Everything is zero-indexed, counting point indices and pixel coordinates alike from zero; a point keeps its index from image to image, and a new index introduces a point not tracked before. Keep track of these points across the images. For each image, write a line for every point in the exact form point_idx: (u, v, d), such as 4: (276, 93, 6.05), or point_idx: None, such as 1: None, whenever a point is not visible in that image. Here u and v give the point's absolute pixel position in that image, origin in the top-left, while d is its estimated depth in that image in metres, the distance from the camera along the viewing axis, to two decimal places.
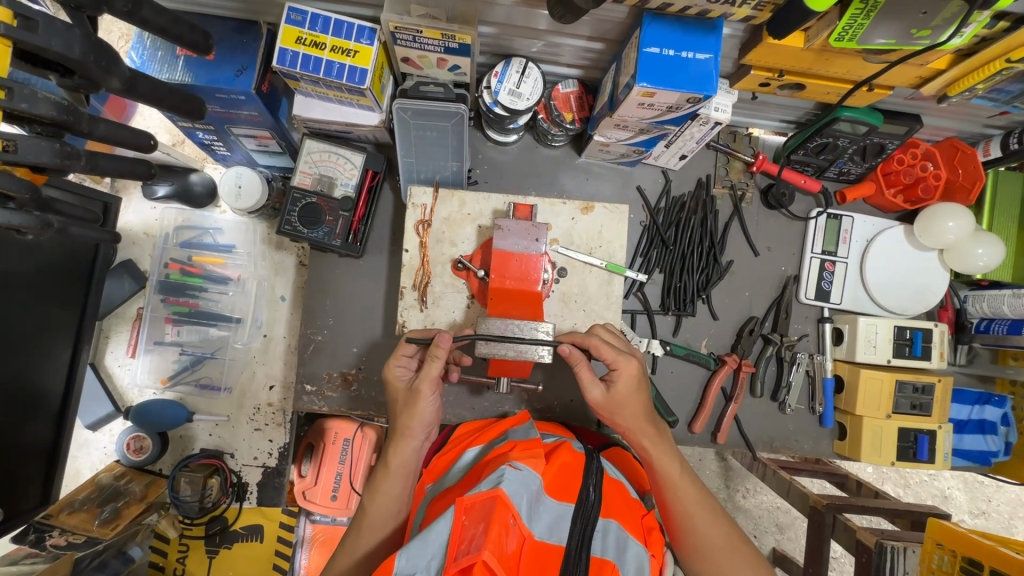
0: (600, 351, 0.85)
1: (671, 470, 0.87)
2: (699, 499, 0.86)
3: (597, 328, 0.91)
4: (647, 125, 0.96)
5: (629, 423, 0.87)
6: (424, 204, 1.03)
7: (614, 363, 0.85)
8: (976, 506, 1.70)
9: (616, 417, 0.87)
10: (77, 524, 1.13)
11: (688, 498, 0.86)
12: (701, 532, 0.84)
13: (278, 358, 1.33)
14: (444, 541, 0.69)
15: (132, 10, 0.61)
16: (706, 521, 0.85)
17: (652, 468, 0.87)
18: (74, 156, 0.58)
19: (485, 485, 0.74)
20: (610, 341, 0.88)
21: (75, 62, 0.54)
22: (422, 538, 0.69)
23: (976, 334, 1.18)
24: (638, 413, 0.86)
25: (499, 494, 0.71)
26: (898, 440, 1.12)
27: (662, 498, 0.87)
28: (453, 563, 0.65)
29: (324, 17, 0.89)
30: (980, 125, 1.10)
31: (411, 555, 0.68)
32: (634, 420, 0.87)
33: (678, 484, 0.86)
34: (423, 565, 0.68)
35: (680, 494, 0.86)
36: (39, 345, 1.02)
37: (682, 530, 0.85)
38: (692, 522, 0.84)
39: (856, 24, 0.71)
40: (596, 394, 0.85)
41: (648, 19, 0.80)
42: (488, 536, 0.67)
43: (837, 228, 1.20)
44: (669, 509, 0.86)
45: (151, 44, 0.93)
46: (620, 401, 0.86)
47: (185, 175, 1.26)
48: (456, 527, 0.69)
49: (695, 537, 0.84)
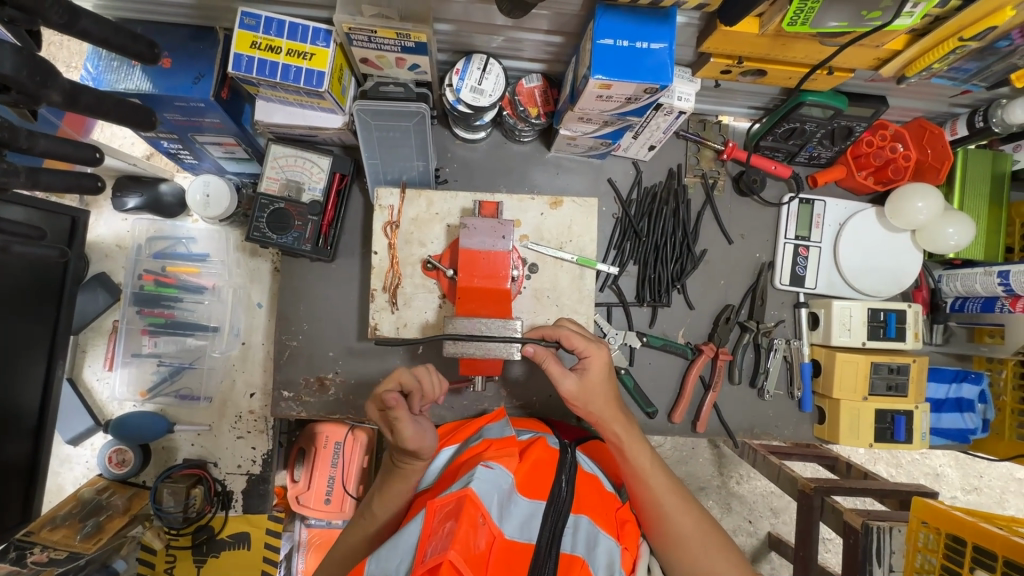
0: (571, 341, 0.85)
1: (643, 458, 0.87)
2: (670, 486, 0.86)
3: (565, 320, 0.91)
4: (610, 117, 0.95)
5: (602, 413, 0.86)
6: (391, 205, 1.02)
7: (585, 352, 0.85)
8: (967, 482, 1.71)
9: (589, 408, 0.85)
10: (58, 540, 1.14)
11: (659, 487, 0.86)
12: (674, 519, 0.84)
13: (257, 366, 1.33)
14: (414, 544, 0.70)
15: (70, 21, 0.60)
16: (677, 508, 0.85)
17: (625, 457, 0.87)
18: (13, 173, 0.57)
19: (456, 487, 0.75)
20: (581, 331, 0.88)
21: (8, 78, 0.53)
22: (393, 540, 0.70)
23: (951, 314, 1.19)
24: (609, 402, 0.86)
25: (468, 493, 0.71)
26: (875, 422, 1.13)
27: (633, 486, 0.87)
28: (421, 563, 0.65)
29: (278, 20, 0.87)
30: (945, 104, 1.10)
31: (382, 559, 0.69)
32: (605, 409, 0.86)
33: (650, 472, 0.86)
34: (394, 567, 0.68)
35: (652, 483, 0.86)
36: (12, 365, 1.02)
37: (655, 519, 0.85)
38: (663, 510, 0.84)
39: (807, 8, 0.71)
40: (569, 385, 0.84)
41: (601, 10, 0.80)
42: (455, 536, 0.66)
43: (810, 213, 1.20)
44: (640, 498, 0.86)
45: (107, 55, 0.92)
46: (592, 389, 0.85)
47: (154, 186, 1.25)
48: (426, 530, 0.70)
49: (668, 524, 0.84)
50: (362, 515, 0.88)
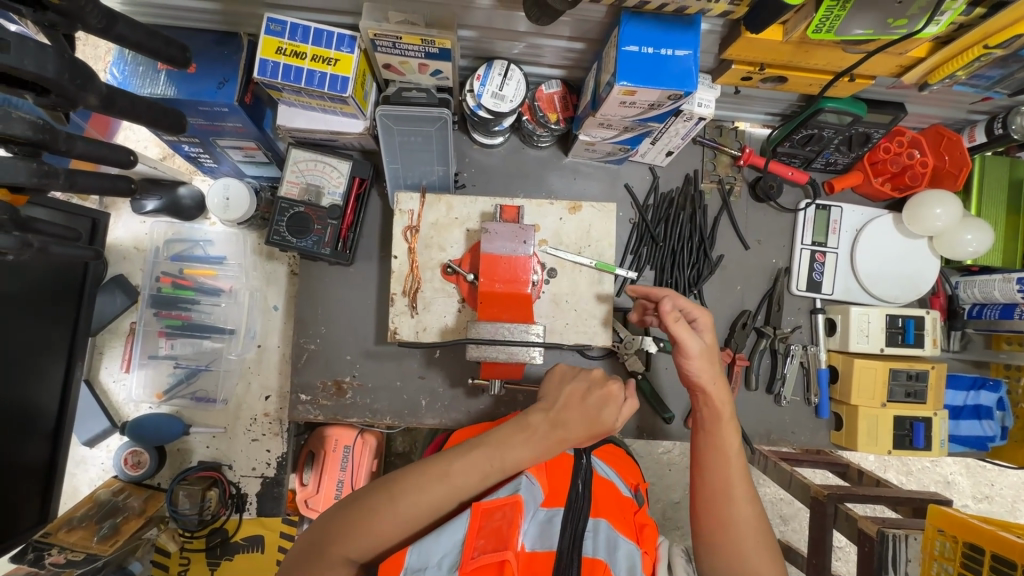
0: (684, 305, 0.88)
1: (730, 437, 0.84)
2: (745, 473, 0.83)
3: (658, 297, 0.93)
4: (630, 123, 0.96)
5: (712, 380, 0.85)
6: (411, 209, 1.03)
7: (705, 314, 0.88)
8: (978, 490, 1.70)
9: (706, 371, 0.85)
10: (76, 541, 1.13)
11: (735, 467, 0.82)
12: (739, 506, 0.80)
13: (272, 368, 1.33)
14: (458, 541, 0.69)
15: (108, 26, 0.61)
16: (745, 496, 0.81)
17: (713, 431, 0.85)
18: (52, 175, 0.58)
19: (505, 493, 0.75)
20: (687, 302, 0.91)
21: (49, 81, 0.54)
22: (436, 535, 0.70)
23: (968, 321, 1.19)
24: (718, 375, 0.85)
25: (517, 498, 0.71)
26: (894, 429, 1.12)
27: (706, 461, 0.84)
28: (469, 562, 0.64)
29: (303, 27, 0.88)
30: (963, 112, 1.10)
31: (423, 552, 0.68)
32: (713, 379, 0.85)
33: (731, 452, 0.83)
34: (435, 561, 0.67)
35: (733, 463, 0.82)
36: (32, 366, 1.02)
37: (720, 501, 0.80)
38: (731, 493, 0.80)
39: (833, 15, 0.71)
40: (692, 344, 0.84)
41: (626, 18, 0.80)
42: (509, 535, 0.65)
43: (826, 219, 1.20)
44: (709, 474, 0.83)
45: (132, 59, 0.93)
46: (710, 355, 0.85)
47: (172, 189, 1.26)
48: (472, 527, 0.68)
49: (728, 509, 0.80)
50: (490, 462, 0.75)
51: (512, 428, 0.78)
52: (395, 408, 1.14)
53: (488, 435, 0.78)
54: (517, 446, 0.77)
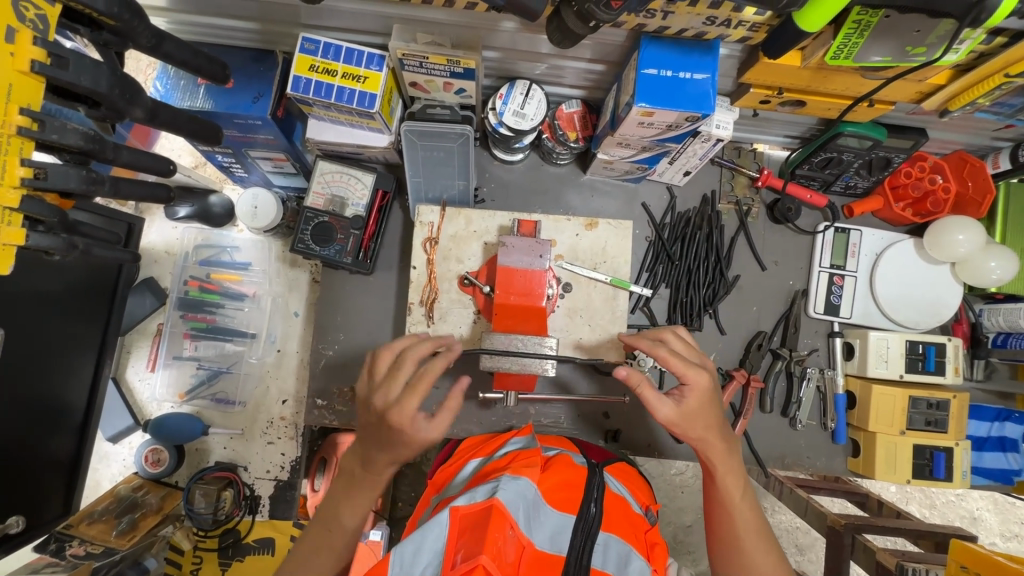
0: (669, 365, 0.79)
1: (734, 489, 0.83)
2: (753, 520, 0.83)
3: (666, 335, 0.86)
4: (649, 143, 0.98)
5: (704, 438, 0.81)
6: (431, 222, 1.05)
7: (685, 377, 0.79)
8: (1007, 528, 1.63)
9: (689, 434, 0.81)
10: (95, 534, 1.17)
11: (740, 517, 0.83)
12: (748, 553, 0.81)
13: (290, 373, 1.36)
14: (439, 548, 0.69)
15: (156, 45, 0.66)
16: (757, 544, 0.82)
17: (714, 482, 0.84)
18: (100, 182, 0.63)
19: (481, 496, 0.75)
20: (680, 349, 0.83)
21: (100, 95, 0.59)
22: (420, 538, 0.69)
23: (993, 349, 1.16)
24: (707, 429, 0.81)
25: (494, 504, 0.71)
26: (913, 458, 1.09)
27: (712, 510, 0.85)
28: (452, 568, 0.66)
29: (336, 46, 0.93)
30: (987, 138, 1.09)
31: (405, 565, 0.67)
32: (704, 434, 0.81)
33: (737, 504, 0.83)
34: (417, 571, 0.68)
35: (736, 513, 0.83)
36: (63, 362, 1.07)
37: (729, 548, 0.82)
38: (738, 542, 0.81)
39: (851, 43, 0.73)
40: (666, 412, 0.79)
41: (645, 41, 0.83)
42: (486, 541, 0.66)
43: (845, 242, 1.20)
44: (717, 523, 0.84)
45: (175, 74, 0.98)
46: (693, 417, 0.80)
47: (204, 197, 1.30)
48: (453, 538, 0.69)
49: (740, 559, 0.81)
50: (325, 529, 0.80)
51: (337, 483, 0.83)
52: None
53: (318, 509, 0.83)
54: (346, 511, 0.80)
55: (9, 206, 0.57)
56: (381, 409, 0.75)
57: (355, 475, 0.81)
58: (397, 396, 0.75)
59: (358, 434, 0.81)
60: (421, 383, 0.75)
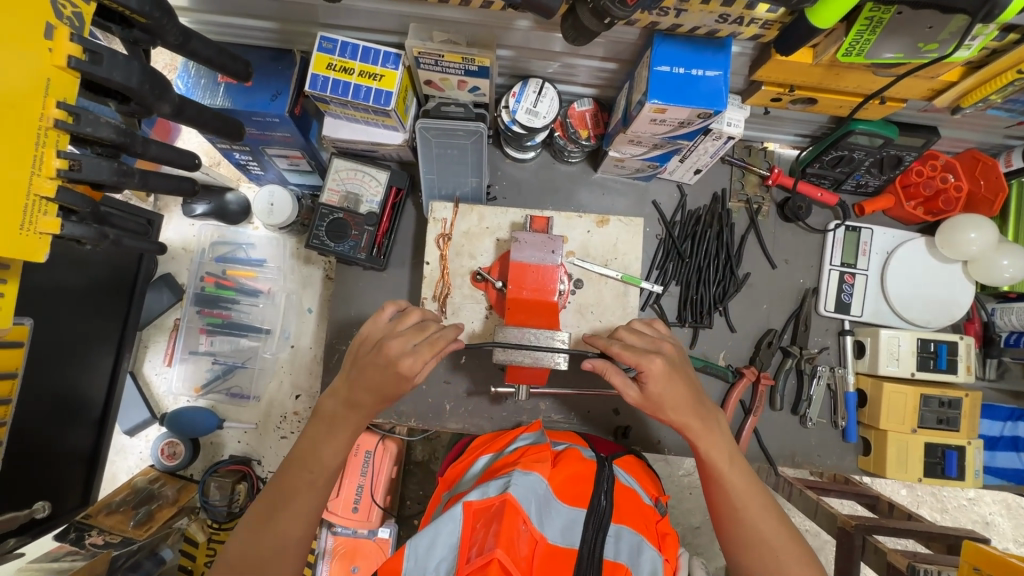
0: (621, 357, 0.80)
1: (721, 463, 0.82)
2: (749, 491, 0.81)
3: (621, 332, 0.86)
4: (660, 140, 0.99)
5: (678, 417, 0.82)
6: (444, 218, 1.07)
7: (639, 365, 0.80)
8: (1021, 533, 1.61)
9: (660, 415, 0.82)
10: (114, 524, 1.19)
11: (735, 489, 0.82)
12: (752, 524, 0.79)
13: (303, 368, 1.38)
14: (454, 542, 0.71)
15: (184, 42, 0.68)
16: (758, 514, 0.80)
17: (701, 461, 0.84)
18: (129, 175, 0.64)
19: (493, 490, 0.76)
20: (636, 337, 0.85)
21: (131, 90, 0.60)
22: (432, 535, 0.71)
23: (1005, 349, 1.16)
24: (679, 407, 0.81)
25: (507, 498, 0.72)
26: (924, 457, 1.09)
27: (709, 489, 0.84)
28: (466, 564, 0.68)
29: (353, 45, 0.95)
30: (999, 137, 1.09)
31: (420, 557, 0.69)
32: (677, 413, 0.82)
33: (728, 478, 0.82)
34: (432, 566, 0.69)
35: (728, 486, 0.82)
36: (81, 355, 1.09)
37: (731, 521, 0.81)
38: (738, 515, 0.80)
39: (863, 39, 0.73)
40: (632, 396, 0.82)
41: (658, 39, 0.84)
42: (500, 535, 0.68)
43: (856, 240, 1.20)
44: (716, 502, 0.83)
45: (196, 72, 1.00)
46: (658, 398, 0.81)
47: (221, 195, 1.35)
48: (467, 532, 0.71)
49: (745, 532, 0.80)
50: (306, 468, 0.80)
51: (316, 424, 0.83)
52: (420, 411, 1.17)
53: (294, 450, 0.82)
54: (325, 448, 0.81)
55: (45, 195, 0.59)
56: (394, 353, 0.77)
57: (338, 413, 0.81)
58: (412, 347, 0.78)
59: (348, 373, 0.82)
60: (437, 344, 0.78)
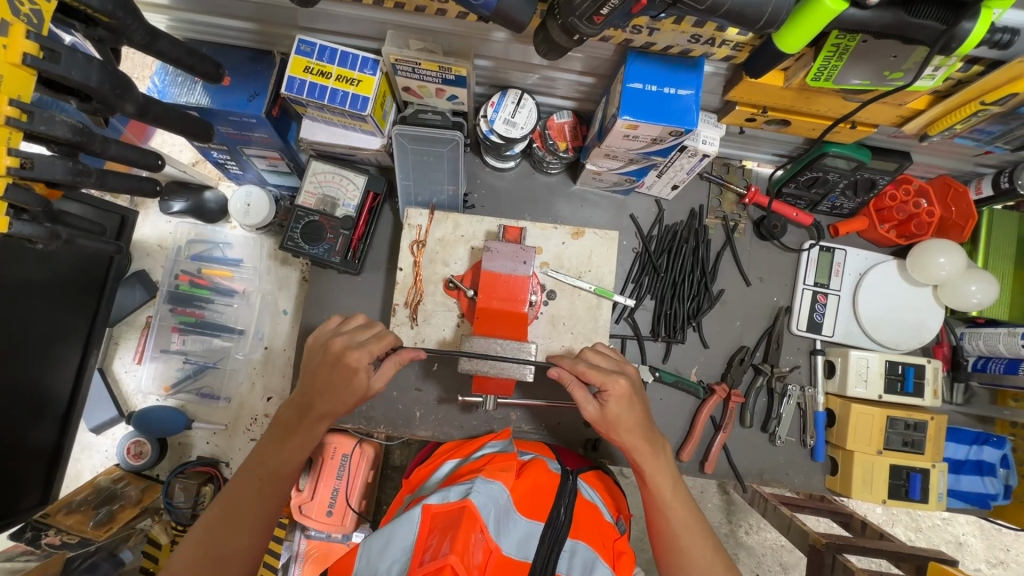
0: (586, 375, 0.80)
1: (667, 491, 0.83)
2: (691, 523, 0.82)
3: (587, 352, 0.87)
4: (636, 155, 0.99)
5: (630, 438, 0.82)
6: (419, 225, 1.07)
7: (602, 382, 0.80)
8: (992, 555, 1.62)
9: (613, 436, 0.82)
10: (72, 524, 1.17)
11: (678, 520, 0.82)
12: (688, 555, 0.80)
13: (276, 370, 1.36)
14: (408, 546, 0.70)
15: (150, 42, 0.68)
16: (695, 544, 0.80)
17: (647, 485, 0.83)
18: (86, 174, 0.65)
19: (455, 495, 0.75)
20: (601, 360, 0.85)
21: (91, 89, 0.60)
22: (387, 538, 0.70)
23: (973, 373, 1.17)
24: (634, 430, 0.81)
25: (466, 505, 0.71)
26: (889, 478, 1.10)
27: (651, 515, 0.84)
28: (419, 567, 0.66)
29: (331, 49, 0.94)
30: (970, 164, 1.11)
31: (372, 557, 0.69)
32: (631, 436, 0.82)
33: (672, 506, 0.82)
34: (384, 567, 0.69)
35: (670, 516, 0.82)
36: (50, 351, 1.08)
37: (668, 551, 0.81)
38: (679, 544, 0.80)
39: (830, 65, 0.74)
40: (591, 413, 0.82)
41: (632, 56, 0.85)
42: (454, 542, 0.66)
43: (830, 261, 1.21)
44: (657, 528, 0.83)
45: (173, 70, 0.99)
46: (615, 419, 0.81)
47: (199, 193, 1.31)
48: (422, 536, 0.70)
49: (682, 560, 0.80)
50: (257, 475, 0.82)
51: (273, 432, 0.84)
52: (390, 417, 1.16)
53: (249, 458, 0.84)
54: (277, 456, 0.82)
55: None
56: (341, 349, 0.81)
57: (291, 420, 0.83)
58: (360, 342, 0.82)
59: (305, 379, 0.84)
60: (384, 339, 0.83)
